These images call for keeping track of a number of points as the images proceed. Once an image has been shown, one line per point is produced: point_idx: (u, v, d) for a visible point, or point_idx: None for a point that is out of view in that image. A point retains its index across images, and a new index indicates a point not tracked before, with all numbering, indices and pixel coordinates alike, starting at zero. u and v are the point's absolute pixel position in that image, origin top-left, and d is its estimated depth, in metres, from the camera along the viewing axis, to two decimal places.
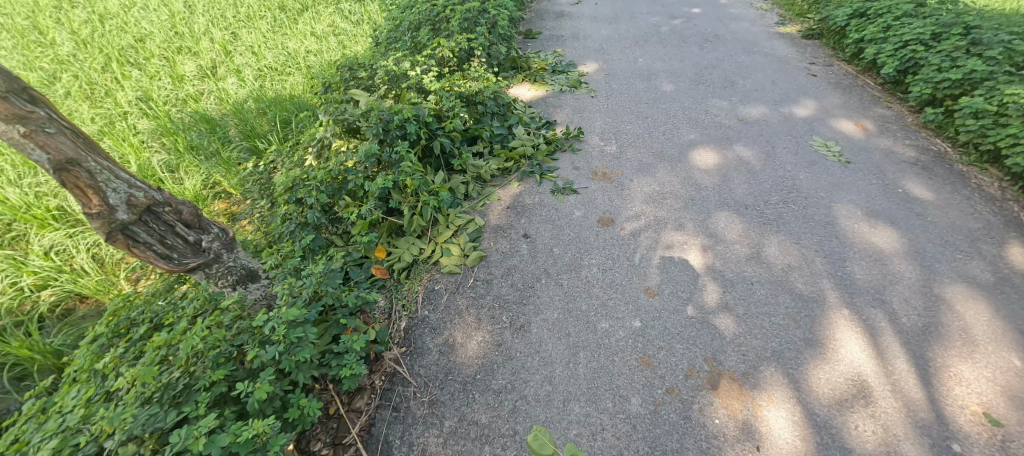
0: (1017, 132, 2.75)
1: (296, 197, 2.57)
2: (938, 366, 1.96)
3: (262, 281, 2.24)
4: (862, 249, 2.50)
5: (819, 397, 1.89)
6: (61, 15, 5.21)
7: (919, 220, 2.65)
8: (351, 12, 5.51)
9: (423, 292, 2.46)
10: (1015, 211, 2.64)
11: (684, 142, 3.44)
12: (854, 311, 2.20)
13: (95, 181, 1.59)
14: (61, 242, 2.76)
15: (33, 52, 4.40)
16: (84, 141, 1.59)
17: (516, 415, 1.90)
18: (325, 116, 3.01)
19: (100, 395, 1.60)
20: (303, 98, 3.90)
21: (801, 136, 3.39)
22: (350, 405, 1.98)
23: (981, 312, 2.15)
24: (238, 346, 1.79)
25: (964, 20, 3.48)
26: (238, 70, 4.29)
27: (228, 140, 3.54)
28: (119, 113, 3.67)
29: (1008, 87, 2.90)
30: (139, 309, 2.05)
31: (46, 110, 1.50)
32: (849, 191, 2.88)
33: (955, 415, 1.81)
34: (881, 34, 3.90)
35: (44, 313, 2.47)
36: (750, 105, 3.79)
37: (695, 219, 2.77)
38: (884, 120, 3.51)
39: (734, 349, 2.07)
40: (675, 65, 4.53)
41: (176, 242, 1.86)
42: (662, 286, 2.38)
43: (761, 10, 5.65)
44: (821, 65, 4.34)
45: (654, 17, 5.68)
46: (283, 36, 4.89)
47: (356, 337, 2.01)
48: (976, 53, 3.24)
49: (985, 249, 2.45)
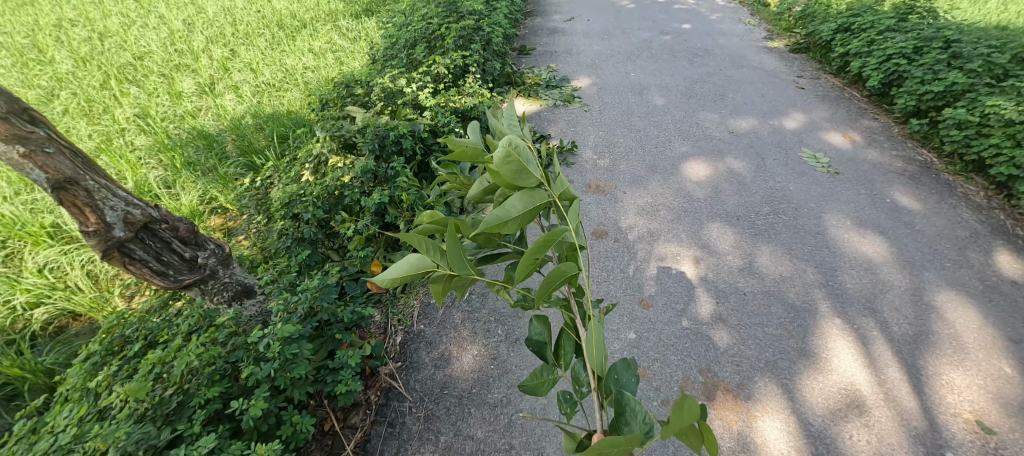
0: (999, 142, 2.81)
1: (292, 212, 2.59)
2: (930, 374, 1.98)
3: (257, 297, 2.25)
4: (853, 259, 2.53)
5: (813, 407, 1.90)
6: (61, 34, 5.29)
7: (908, 229, 2.69)
8: (349, 30, 5.61)
9: (418, 307, 2.47)
10: (1001, 219, 2.69)
11: (676, 155, 3.48)
12: (845, 320, 2.22)
13: (93, 199, 1.61)
14: (55, 259, 2.76)
15: (32, 70, 4.44)
16: (82, 160, 1.61)
17: (512, 429, 1.92)
18: (321, 132, 3.05)
19: (92, 414, 1.58)
20: (300, 115, 3.95)
21: (790, 148, 3.45)
22: (345, 422, 1.97)
23: (972, 319, 2.18)
24: (233, 362, 1.79)
25: (944, 34, 3.59)
26: (236, 86, 4.34)
27: (225, 157, 3.57)
28: (117, 129, 3.71)
29: (989, 99, 2.98)
30: (134, 326, 2.06)
31: (46, 130, 1.53)
32: (838, 201, 2.93)
33: (947, 423, 1.83)
34: (865, 47, 4.01)
35: (37, 332, 2.47)
36: (740, 118, 3.86)
37: (688, 231, 2.80)
38: (871, 131, 3.58)
39: (729, 359, 2.09)
40: (667, 79, 4.62)
41: (172, 259, 1.88)
42: (656, 298, 2.40)
43: (749, 25, 5.79)
44: (809, 78, 4.43)
45: (645, 32, 5.80)
46: (282, 53, 4.96)
47: (352, 352, 2.02)
48: (957, 65, 3.32)
49: (973, 257, 2.49)
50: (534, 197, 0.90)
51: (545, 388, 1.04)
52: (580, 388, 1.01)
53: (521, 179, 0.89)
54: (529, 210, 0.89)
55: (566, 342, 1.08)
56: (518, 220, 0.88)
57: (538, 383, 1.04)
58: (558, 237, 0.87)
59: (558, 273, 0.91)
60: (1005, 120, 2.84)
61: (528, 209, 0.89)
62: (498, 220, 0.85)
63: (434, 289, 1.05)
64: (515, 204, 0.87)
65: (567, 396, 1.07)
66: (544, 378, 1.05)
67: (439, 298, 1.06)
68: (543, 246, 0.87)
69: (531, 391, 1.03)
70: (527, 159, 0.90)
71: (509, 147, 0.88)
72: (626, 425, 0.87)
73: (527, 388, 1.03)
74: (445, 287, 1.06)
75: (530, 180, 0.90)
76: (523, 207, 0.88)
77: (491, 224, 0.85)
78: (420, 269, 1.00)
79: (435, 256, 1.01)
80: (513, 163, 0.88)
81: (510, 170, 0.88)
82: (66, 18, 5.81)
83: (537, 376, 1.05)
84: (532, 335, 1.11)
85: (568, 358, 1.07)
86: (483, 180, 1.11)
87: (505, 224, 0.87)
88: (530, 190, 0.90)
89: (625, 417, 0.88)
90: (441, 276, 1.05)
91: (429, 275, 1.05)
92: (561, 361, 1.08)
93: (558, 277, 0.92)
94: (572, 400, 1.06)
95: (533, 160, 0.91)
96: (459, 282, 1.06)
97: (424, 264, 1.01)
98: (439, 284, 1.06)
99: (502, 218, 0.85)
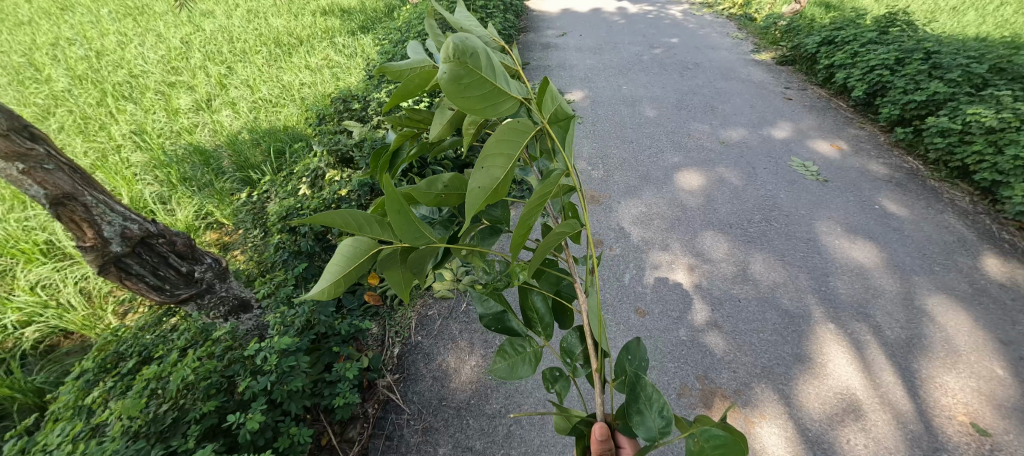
0: (981, 149, 2.89)
1: (289, 226, 2.59)
2: (925, 377, 2.00)
3: (254, 311, 2.25)
4: (844, 264, 2.57)
5: (809, 412, 1.91)
6: (57, 52, 5.34)
7: (896, 234, 2.74)
8: (345, 46, 5.68)
9: (417, 318, 2.47)
10: (986, 224, 2.75)
11: (668, 165, 3.54)
12: (839, 324, 2.25)
13: (91, 214, 1.62)
14: (48, 276, 2.74)
15: (28, 89, 4.48)
16: (81, 176, 1.64)
17: (511, 440, 1.93)
18: (319, 147, 3.07)
19: (85, 432, 1.55)
20: (297, 129, 3.98)
21: (779, 157, 3.51)
22: (342, 435, 1.94)
23: (961, 322, 2.22)
24: (229, 377, 1.78)
25: (924, 46, 3.70)
26: (233, 102, 4.39)
27: (222, 172, 3.60)
28: (113, 146, 3.73)
29: (970, 107, 3.05)
30: (128, 342, 2.04)
31: (46, 146, 1.55)
32: (828, 208, 2.98)
33: (944, 425, 1.84)
34: (849, 59, 4.11)
35: (27, 350, 2.45)
36: (730, 128, 3.94)
37: (682, 239, 2.84)
38: (857, 140, 3.66)
39: (724, 366, 2.10)
40: (657, 91, 4.71)
41: (170, 273, 1.89)
42: (652, 306, 2.42)
43: (737, 39, 5.93)
44: (796, 89, 4.54)
45: (636, 47, 5.94)
46: (278, 69, 5.02)
47: (349, 364, 2.01)
48: (938, 75, 3.41)
49: (962, 261, 2.53)
50: (521, 130, 0.60)
51: (525, 366, 0.93)
52: (573, 362, 0.96)
53: (491, 107, 0.60)
54: (519, 152, 0.61)
55: (538, 305, 0.99)
56: (511, 170, 0.61)
57: (516, 361, 0.93)
58: (554, 185, 0.67)
59: (558, 233, 0.72)
60: (986, 127, 2.91)
61: (517, 148, 0.61)
62: (486, 184, 0.58)
63: (388, 276, 0.77)
64: (500, 148, 0.59)
65: (556, 372, 0.96)
66: (523, 354, 0.94)
67: (401, 289, 0.79)
68: (538, 202, 0.66)
69: (511, 374, 0.92)
70: (490, 68, 0.58)
71: (461, 56, 0.54)
72: (637, 415, 0.78)
73: (500, 372, 0.92)
74: (401, 271, 0.79)
75: (506, 105, 0.61)
76: (513, 150, 0.61)
77: (479, 195, 0.58)
78: (358, 259, 0.70)
79: (378, 228, 0.70)
80: (472, 86, 0.56)
81: (472, 99, 0.58)
82: (63, 37, 5.87)
83: (512, 351, 0.94)
84: (486, 314, 0.98)
85: (542, 318, 0.99)
86: (444, 112, 0.79)
87: (496, 184, 0.59)
88: (512, 122, 0.59)
89: (638, 404, 0.78)
90: (392, 257, 0.76)
91: (374, 258, 0.74)
92: (538, 329, 0.99)
93: (560, 234, 0.72)
94: (562, 376, 0.95)
95: (499, 70, 0.59)
96: (419, 263, 0.79)
97: (364, 246, 0.71)
98: (392, 269, 0.78)
99: (487, 181, 0.58)
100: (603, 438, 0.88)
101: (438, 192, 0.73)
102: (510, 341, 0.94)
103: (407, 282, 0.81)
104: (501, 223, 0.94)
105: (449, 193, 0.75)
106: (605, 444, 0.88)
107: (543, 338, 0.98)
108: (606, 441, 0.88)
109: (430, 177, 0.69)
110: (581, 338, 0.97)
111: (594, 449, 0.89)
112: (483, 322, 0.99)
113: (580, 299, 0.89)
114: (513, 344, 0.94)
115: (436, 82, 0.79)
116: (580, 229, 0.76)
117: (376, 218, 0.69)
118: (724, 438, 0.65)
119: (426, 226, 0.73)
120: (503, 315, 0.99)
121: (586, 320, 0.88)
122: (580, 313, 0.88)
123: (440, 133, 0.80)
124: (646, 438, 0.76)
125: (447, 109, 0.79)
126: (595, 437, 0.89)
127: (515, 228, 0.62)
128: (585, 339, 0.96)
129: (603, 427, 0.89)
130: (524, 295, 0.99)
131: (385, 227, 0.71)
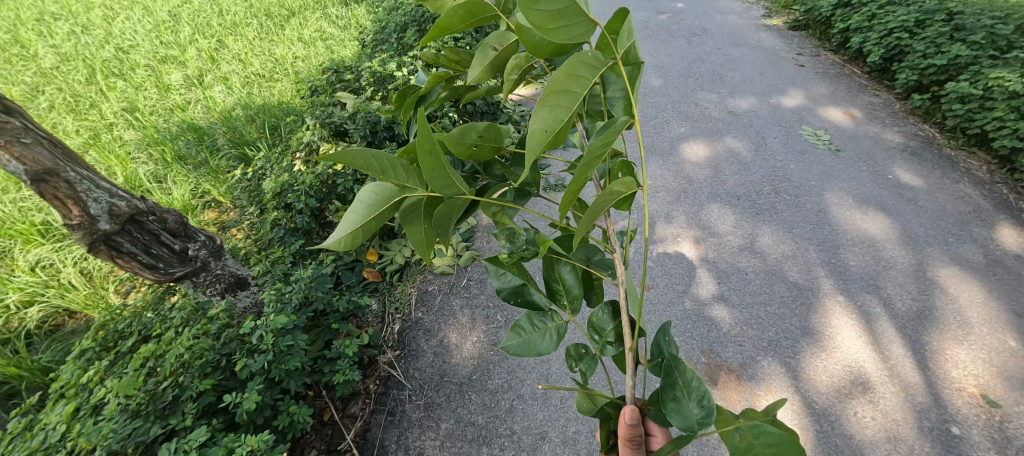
0: (1003, 115, 2.75)
1: (284, 202, 2.52)
2: (935, 350, 1.96)
3: (251, 288, 2.21)
4: (854, 236, 2.49)
5: (817, 386, 1.88)
6: (44, 28, 5.18)
7: (909, 205, 2.66)
8: (339, 17, 5.46)
9: (417, 294, 2.44)
10: (1003, 193, 2.67)
11: (674, 136, 3.43)
12: (848, 297, 2.19)
13: (75, 191, 1.56)
14: (47, 256, 2.71)
15: (16, 67, 4.36)
16: (63, 152, 1.56)
17: (514, 414, 1.92)
18: (312, 120, 2.95)
19: (84, 410, 1.52)
20: (291, 104, 3.85)
21: (790, 126, 3.39)
22: (344, 411, 1.94)
23: (975, 293, 2.16)
24: (227, 355, 1.75)
25: (946, 6, 3.48)
26: (225, 77, 4.24)
27: (217, 149, 3.49)
28: (105, 124, 3.64)
29: (992, 71, 2.89)
30: (127, 321, 2.00)
31: (22, 120, 1.47)
32: (839, 179, 2.88)
33: (953, 398, 1.81)
34: (866, 22, 3.92)
35: (32, 330, 2.44)
36: (739, 97, 3.80)
37: (687, 212, 2.76)
38: (871, 107, 3.53)
39: (731, 339, 2.07)
40: (664, 59, 4.54)
41: (162, 251, 1.85)
42: (657, 280, 2.37)
43: (747, 3, 5.67)
44: (808, 55, 4.36)
45: (641, 13, 5.69)
46: (271, 42, 4.85)
47: (348, 341, 1.98)
48: (959, 38, 3.23)
49: (976, 231, 2.46)
50: (590, 64, 0.47)
51: (544, 342, 0.84)
52: (601, 339, 0.83)
53: (561, 29, 0.47)
54: (586, 92, 0.47)
55: (565, 276, 0.85)
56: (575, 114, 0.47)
57: (535, 336, 0.85)
58: (616, 136, 0.52)
59: (609, 195, 0.57)
60: (1008, 92, 2.75)
61: (585, 87, 0.47)
62: (549, 126, 0.44)
63: (414, 232, 0.64)
64: (565, 85, 0.45)
65: (581, 349, 0.85)
66: (543, 330, 0.85)
67: (424, 247, 0.66)
68: (594, 156, 0.52)
69: (528, 352, 0.83)
70: None
71: None
72: (673, 402, 0.67)
73: (514, 349, 0.84)
74: (425, 228, 0.66)
75: (583, 28, 0.48)
76: (579, 89, 0.47)
77: (540, 141, 0.44)
78: (380, 208, 0.59)
79: (403, 174, 0.59)
80: None
81: (544, 13, 0.45)
82: (47, 12, 5.67)
83: (531, 327, 0.86)
84: (502, 288, 0.88)
85: (571, 290, 0.86)
86: (485, 50, 0.67)
87: (559, 129, 0.45)
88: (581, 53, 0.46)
89: (675, 389, 0.68)
90: (415, 212, 0.63)
91: (398, 209, 0.62)
92: (563, 303, 0.86)
93: (612, 196, 0.59)
94: (588, 354, 0.84)
95: None
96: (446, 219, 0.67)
97: (387, 195, 0.59)
98: (416, 223, 0.65)
99: (550, 124, 0.44)
100: (632, 422, 0.78)
101: (471, 143, 0.62)
102: (528, 318, 0.86)
103: (431, 240, 0.67)
104: (531, 186, 0.80)
105: (481, 144, 0.64)
106: (634, 428, 0.79)
107: (568, 313, 0.86)
108: (636, 426, 0.79)
109: (463, 125, 0.59)
110: (612, 315, 0.83)
111: (620, 434, 0.81)
112: (500, 296, 0.88)
113: (618, 273, 0.76)
114: (532, 320, 0.86)
115: (486, 11, 0.62)
116: (635, 191, 0.62)
117: (403, 162, 0.58)
118: (778, 437, 0.56)
119: (456, 174, 0.60)
120: (522, 287, 0.88)
121: (622, 296, 0.75)
122: (617, 289, 0.75)
123: (479, 76, 0.68)
124: (681, 428, 0.66)
125: (491, 46, 0.66)
126: (624, 419, 0.79)
127: (571, 182, 0.50)
128: (618, 315, 0.82)
129: (632, 411, 0.79)
130: (549, 266, 0.85)
131: (411, 173, 0.60)
